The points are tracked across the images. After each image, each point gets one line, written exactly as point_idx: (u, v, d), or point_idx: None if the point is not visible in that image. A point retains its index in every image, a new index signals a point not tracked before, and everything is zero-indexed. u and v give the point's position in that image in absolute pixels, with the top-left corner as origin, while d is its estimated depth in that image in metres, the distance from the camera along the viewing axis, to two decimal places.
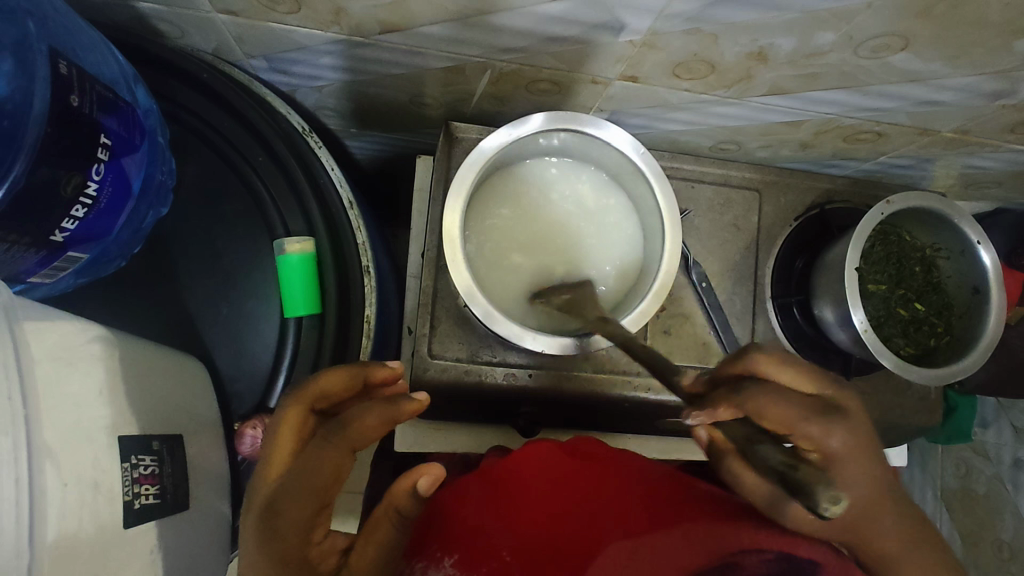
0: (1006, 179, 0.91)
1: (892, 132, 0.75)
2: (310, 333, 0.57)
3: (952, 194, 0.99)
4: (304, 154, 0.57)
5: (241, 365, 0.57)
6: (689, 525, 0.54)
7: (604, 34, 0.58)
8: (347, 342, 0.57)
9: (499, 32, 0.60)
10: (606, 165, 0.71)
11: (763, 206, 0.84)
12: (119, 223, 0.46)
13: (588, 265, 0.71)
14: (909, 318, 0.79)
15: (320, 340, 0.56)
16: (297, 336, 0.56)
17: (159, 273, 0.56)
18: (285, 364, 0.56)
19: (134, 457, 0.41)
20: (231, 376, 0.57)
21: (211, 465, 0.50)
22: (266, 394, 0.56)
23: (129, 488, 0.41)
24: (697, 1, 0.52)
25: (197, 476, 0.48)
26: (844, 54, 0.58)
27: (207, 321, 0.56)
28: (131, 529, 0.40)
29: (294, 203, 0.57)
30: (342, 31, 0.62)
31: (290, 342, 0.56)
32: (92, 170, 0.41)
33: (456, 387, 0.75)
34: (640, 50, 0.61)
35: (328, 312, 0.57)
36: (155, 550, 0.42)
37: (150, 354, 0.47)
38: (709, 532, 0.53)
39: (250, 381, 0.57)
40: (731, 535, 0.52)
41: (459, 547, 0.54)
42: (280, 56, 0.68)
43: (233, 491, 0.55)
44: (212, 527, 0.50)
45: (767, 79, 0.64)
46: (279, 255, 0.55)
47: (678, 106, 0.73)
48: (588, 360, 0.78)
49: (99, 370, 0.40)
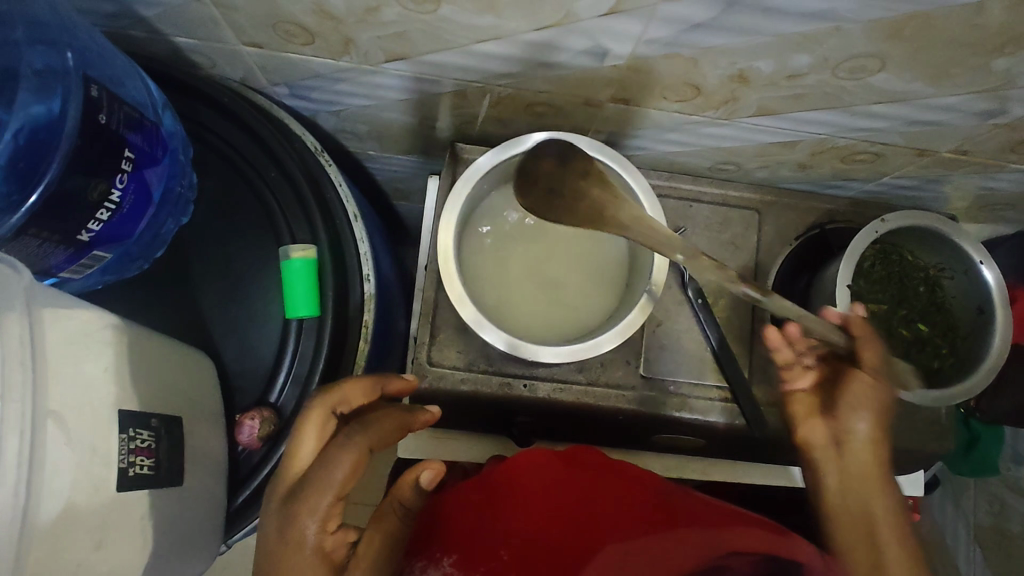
0: (1019, 201, 0.89)
1: (888, 152, 0.76)
2: (309, 333, 0.61)
3: (966, 216, 0.98)
4: (313, 170, 0.63)
5: (246, 362, 0.62)
6: (686, 530, 0.57)
7: (590, 59, 0.62)
8: (342, 343, 0.62)
9: (494, 59, 0.65)
10: None
11: (762, 225, 0.85)
12: (140, 227, 0.52)
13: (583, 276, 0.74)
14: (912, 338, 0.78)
15: (318, 339, 0.60)
16: (297, 335, 0.61)
17: (178, 275, 0.62)
18: (285, 360, 0.60)
19: (132, 431, 0.46)
20: (236, 372, 0.61)
21: (209, 450, 0.55)
22: (267, 388, 0.60)
23: (126, 458, 0.45)
24: (671, 27, 0.55)
25: (194, 457, 0.52)
26: (823, 75, 0.60)
27: (217, 321, 0.62)
28: (125, 493, 0.45)
29: (301, 214, 0.62)
30: (352, 60, 0.68)
31: (290, 344, 0.61)
32: (116, 179, 0.47)
33: (454, 394, 0.78)
34: (627, 74, 0.65)
35: (326, 314, 0.61)
36: (146, 516, 0.47)
37: (161, 344, 0.52)
38: (700, 535, 0.56)
39: (252, 377, 0.61)
40: (724, 538, 0.56)
41: (458, 547, 0.57)
42: (300, 83, 0.75)
43: (231, 478, 0.59)
44: (206, 508, 0.54)
45: (752, 100, 0.66)
46: (284, 260, 0.60)
47: (671, 127, 0.76)
48: (582, 372, 0.79)
49: (109, 353, 0.45)
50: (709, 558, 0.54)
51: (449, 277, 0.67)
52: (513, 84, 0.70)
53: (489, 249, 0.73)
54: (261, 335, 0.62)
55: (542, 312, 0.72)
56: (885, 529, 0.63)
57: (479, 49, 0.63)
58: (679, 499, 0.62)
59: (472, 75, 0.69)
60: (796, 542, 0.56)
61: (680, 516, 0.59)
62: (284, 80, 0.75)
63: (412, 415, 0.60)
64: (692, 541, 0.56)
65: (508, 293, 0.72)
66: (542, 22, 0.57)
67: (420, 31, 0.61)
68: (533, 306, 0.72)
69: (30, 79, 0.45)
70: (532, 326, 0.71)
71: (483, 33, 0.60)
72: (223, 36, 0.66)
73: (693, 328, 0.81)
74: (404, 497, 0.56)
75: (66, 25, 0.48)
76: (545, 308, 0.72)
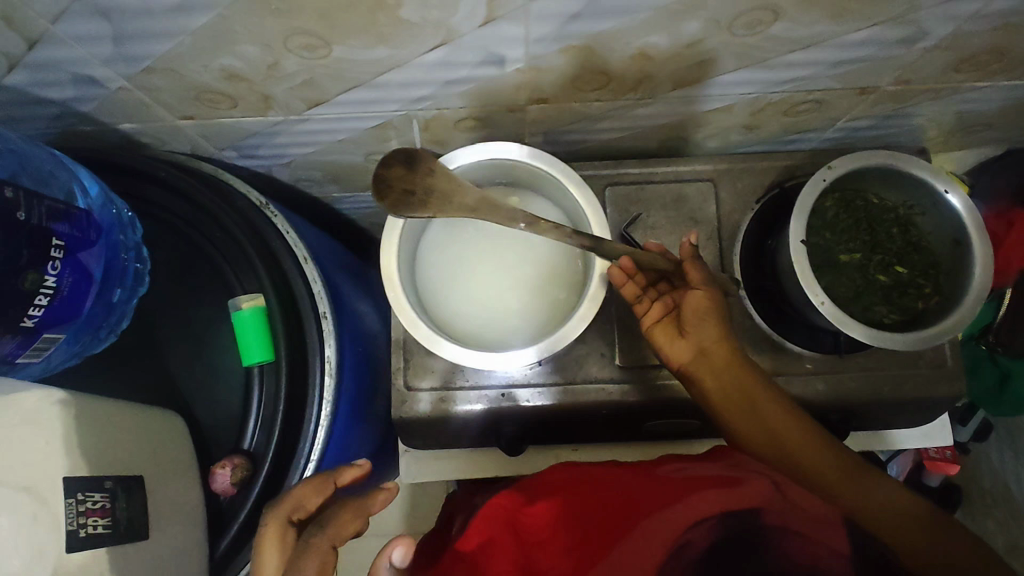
0: (996, 119, 0.85)
1: (829, 98, 0.74)
2: (270, 376, 0.64)
3: (948, 145, 0.93)
4: (258, 224, 0.66)
5: (217, 410, 0.66)
6: (651, 520, 0.61)
7: (491, 69, 0.63)
8: (303, 382, 0.65)
9: (405, 87, 0.67)
10: (543, 187, 0.75)
11: (720, 194, 0.84)
12: (87, 305, 0.57)
13: (539, 279, 0.73)
14: (893, 283, 0.73)
15: (279, 384, 0.63)
16: (260, 381, 0.64)
17: (146, 344, 0.67)
18: (252, 407, 0.63)
19: (81, 494, 0.50)
20: (208, 424, 0.66)
21: (179, 503, 0.59)
22: (239, 438, 0.63)
23: (76, 520, 0.49)
24: (553, 22, 0.56)
25: (159, 512, 0.56)
26: (722, 36, 0.59)
27: (186, 380, 0.66)
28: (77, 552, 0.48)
29: (247, 266, 0.65)
30: (278, 113, 0.72)
31: (256, 391, 0.64)
32: (47, 266, 0.52)
33: (432, 417, 0.79)
34: (532, 74, 0.65)
35: (281, 356, 0.63)
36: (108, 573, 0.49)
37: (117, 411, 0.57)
38: (671, 517, 0.60)
39: (224, 428, 0.65)
40: (682, 517, 0.60)
41: None
42: (244, 144, 0.79)
43: (214, 524, 0.63)
44: (185, 560, 0.58)
45: (665, 73, 0.66)
46: (235, 311, 0.64)
47: (601, 116, 0.76)
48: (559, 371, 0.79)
49: (54, 426, 0.50)
50: (674, 536, 0.59)
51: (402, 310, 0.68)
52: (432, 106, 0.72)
53: (439, 267, 0.74)
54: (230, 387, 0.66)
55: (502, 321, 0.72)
56: (788, 433, 0.63)
57: (386, 80, 0.65)
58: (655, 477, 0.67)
59: (390, 105, 0.71)
60: (749, 488, 0.61)
61: (646, 504, 0.63)
62: (228, 143, 0.79)
63: (367, 501, 0.57)
64: (651, 528, 0.60)
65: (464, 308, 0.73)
66: (429, 43, 0.58)
67: (325, 75, 0.64)
68: (491, 315, 0.73)
69: None
70: (492, 336, 0.72)
71: (381, 66, 0.62)
72: (159, 116, 0.71)
73: None
74: None
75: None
76: (497, 312, 0.72)
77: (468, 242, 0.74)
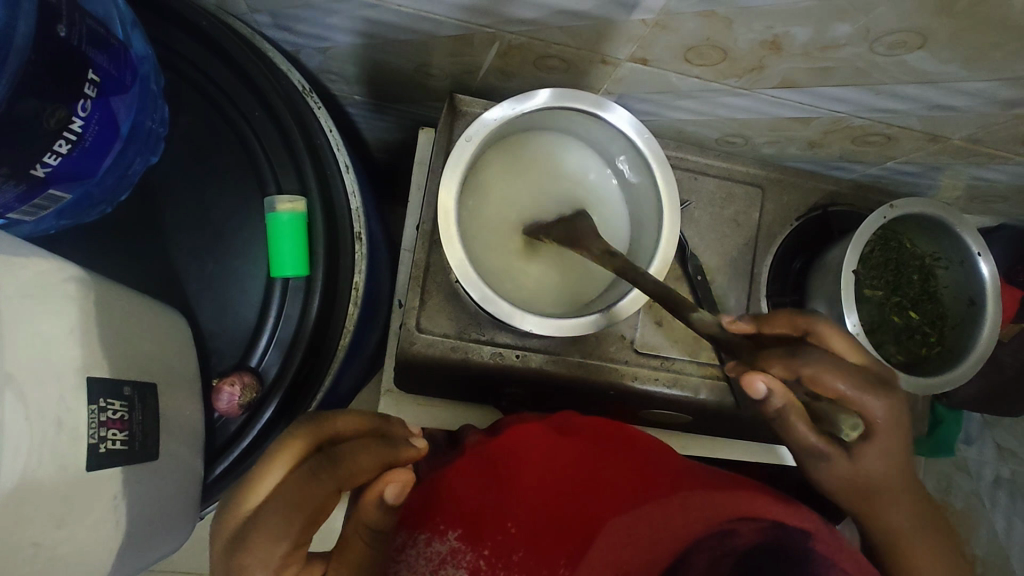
0: None
1: (915, 237, 0.65)
2: (296, 299, 0.47)
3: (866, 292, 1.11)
4: (320, 148, 0.47)
5: (439, 380, 0.64)
6: (686, 493, 0.45)
7: (976, 240, 0.60)
8: (347, 275, 0.48)
9: (838, 170, 0.73)
10: (761, 238, 0.69)
11: (765, 206, 0.69)
12: (103, 168, 0.38)
13: (696, 223, 0.68)
14: (899, 327, 0.66)
15: (315, 127, 0.47)
16: (281, 300, 0.47)
17: (402, 357, 0.62)
18: (268, 327, 0.46)
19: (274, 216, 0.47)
20: (464, 382, 0.64)
21: (369, 308, 0.57)
22: (252, 351, 0.46)
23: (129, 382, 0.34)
24: (1011, 186, 0.71)
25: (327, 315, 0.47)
26: (981, 167, 0.67)
27: (420, 343, 0.61)
28: (460, 266, 0.52)
29: (290, 163, 0.46)
30: (472, 107, 0.62)
31: (318, 109, 0.50)
32: (78, 106, 0.34)
33: (600, 368, 0.64)
34: (1001, 116, 0.56)
35: (316, 279, 0.46)
36: (521, 316, 0.53)
37: (516, 211, 0.59)
38: (756, 501, 0.45)
39: (468, 370, 0.62)
40: (731, 503, 0.44)
41: (462, 516, 0.43)
42: (286, 13, 0.56)
43: (400, 375, 0.64)
44: (176, 487, 0.39)
45: (953, 129, 0.59)
46: (268, 212, 0.46)
47: (823, 154, 0.69)
48: (624, 346, 0.65)
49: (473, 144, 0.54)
50: (711, 522, 0.43)
51: (450, 238, 0.52)
52: (694, 173, 0.68)
53: (477, 221, 0.58)
54: (266, 140, 0.46)
55: (692, 361, 0.66)
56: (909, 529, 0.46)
57: (809, 173, 0.71)
58: (696, 472, 0.50)
59: (692, 161, 0.68)
60: (798, 512, 0.46)
61: (682, 475, 0.48)
62: None
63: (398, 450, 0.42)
64: (692, 500, 0.44)
65: (511, 161, 0.59)
66: (895, 25, 0.44)
67: (552, 75, 0.60)
68: (525, 278, 0.58)
69: (208, 29, 0.45)
70: (534, 293, 0.58)
71: (905, 74, 0.50)
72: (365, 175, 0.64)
73: (649, 329, 0.65)
74: (371, 521, 0.38)
75: (57, 246, 0.45)
76: (506, 282, 0.57)
77: (595, 207, 0.60)
